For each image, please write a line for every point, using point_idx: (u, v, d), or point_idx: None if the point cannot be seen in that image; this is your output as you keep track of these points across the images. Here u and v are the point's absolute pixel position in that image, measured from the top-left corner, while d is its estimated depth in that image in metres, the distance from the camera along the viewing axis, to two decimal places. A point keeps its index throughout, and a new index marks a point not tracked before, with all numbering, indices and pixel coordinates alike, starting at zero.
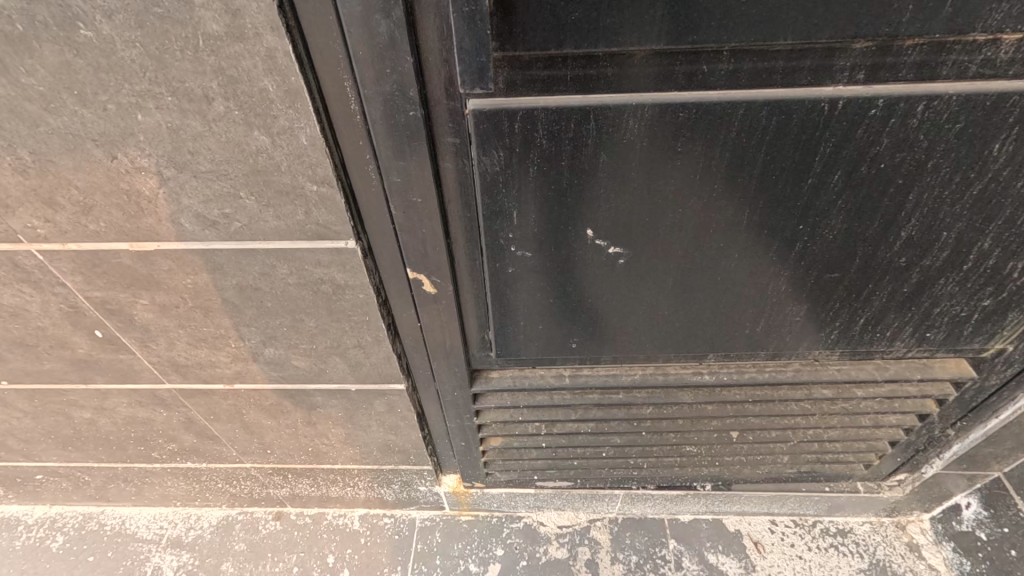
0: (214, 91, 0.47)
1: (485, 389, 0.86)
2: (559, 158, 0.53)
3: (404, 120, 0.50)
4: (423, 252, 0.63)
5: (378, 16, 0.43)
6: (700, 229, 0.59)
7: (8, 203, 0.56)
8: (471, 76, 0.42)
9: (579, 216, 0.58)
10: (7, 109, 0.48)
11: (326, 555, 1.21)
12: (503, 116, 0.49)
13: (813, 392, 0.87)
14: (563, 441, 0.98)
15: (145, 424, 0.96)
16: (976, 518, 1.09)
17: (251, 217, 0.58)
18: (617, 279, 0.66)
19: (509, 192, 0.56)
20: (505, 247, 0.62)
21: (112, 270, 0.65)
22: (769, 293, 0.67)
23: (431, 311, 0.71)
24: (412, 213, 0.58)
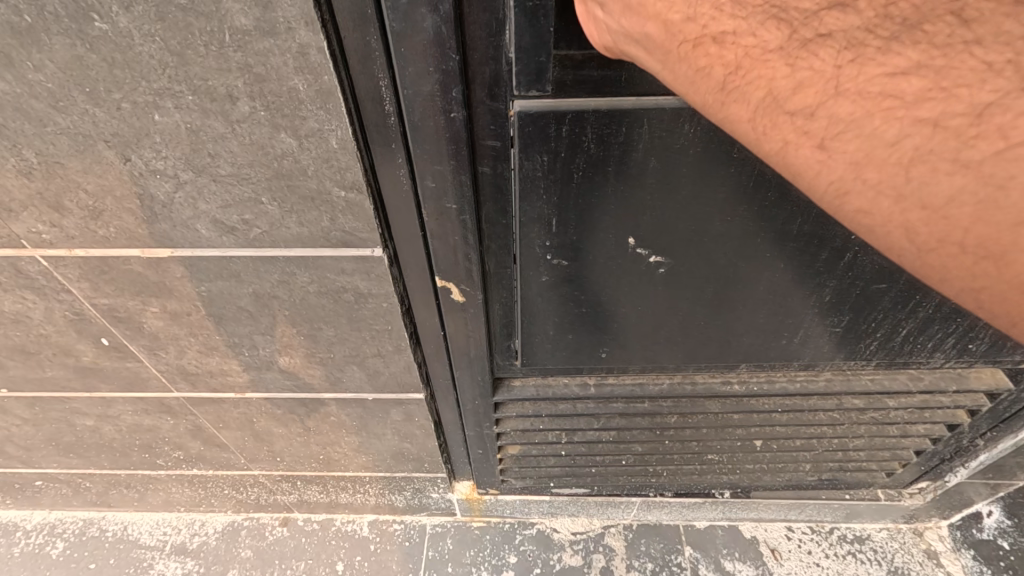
0: (238, 90, 0.43)
1: (507, 399, 0.84)
2: (605, 164, 0.51)
3: (443, 121, 0.47)
4: (453, 259, 0.60)
5: (424, 11, 0.40)
6: (747, 237, 0.58)
7: (12, 206, 0.53)
8: (528, 77, 0.44)
9: (621, 225, 0.56)
10: (12, 108, 0.44)
11: (334, 563, 1.19)
12: (550, 117, 0.48)
13: (843, 402, 0.85)
14: (583, 449, 0.96)
15: (151, 432, 0.93)
16: (998, 526, 1.07)
17: (272, 223, 0.54)
18: (655, 288, 0.63)
19: (550, 198, 0.54)
20: (542, 255, 0.60)
21: (120, 277, 0.61)
22: (811, 304, 0.65)
23: (457, 319, 0.68)
24: (445, 220, 0.55)
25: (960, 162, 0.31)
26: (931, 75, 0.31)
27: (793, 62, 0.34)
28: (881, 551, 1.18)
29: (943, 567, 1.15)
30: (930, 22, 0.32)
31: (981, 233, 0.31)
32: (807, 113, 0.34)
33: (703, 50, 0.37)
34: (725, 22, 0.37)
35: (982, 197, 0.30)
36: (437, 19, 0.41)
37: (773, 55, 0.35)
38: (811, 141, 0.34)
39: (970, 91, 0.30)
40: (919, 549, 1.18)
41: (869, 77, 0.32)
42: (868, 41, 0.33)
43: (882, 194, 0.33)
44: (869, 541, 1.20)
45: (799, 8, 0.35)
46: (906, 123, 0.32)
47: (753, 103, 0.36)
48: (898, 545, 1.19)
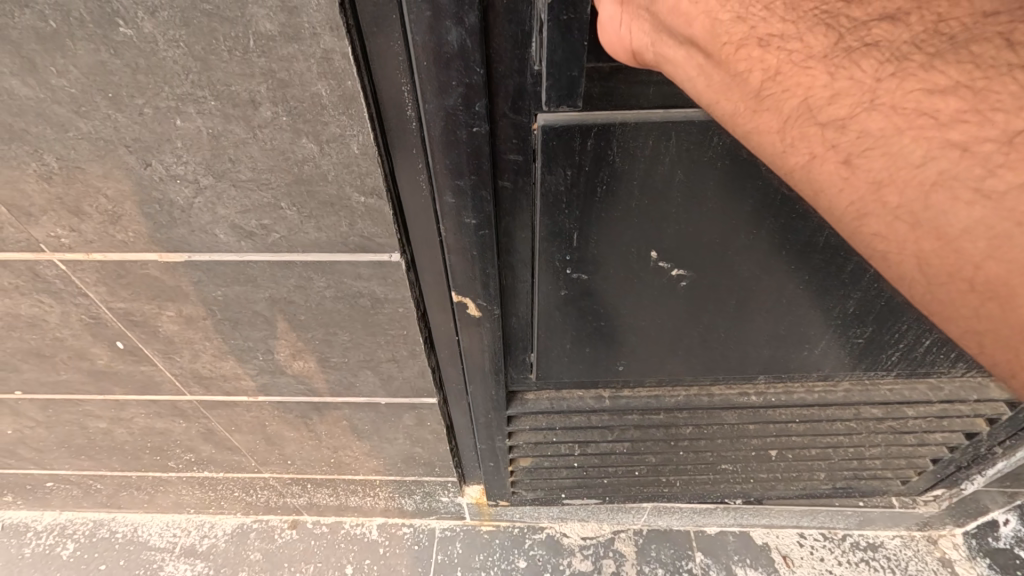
0: (261, 96, 0.43)
1: (520, 412, 0.84)
2: (631, 177, 0.52)
3: (466, 134, 0.48)
4: (471, 273, 0.61)
5: (450, 23, 0.41)
6: (772, 250, 0.59)
7: (32, 211, 0.53)
8: (559, 92, 0.42)
9: (644, 238, 0.57)
10: (35, 113, 0.44)
11: (343, 566, 1.18)
12: (573, 130, 0.48)
13: (861, 412, 0.86)
14: (595, 461, 0.96)
15: (163, 435, 0.93)
16: (1015, 534, 1.06)
17: (291, 228, 0.54)
18: (676, 301, 0.64)
19: (572, 213, 0.55)
20: (562, 270, 0.61)
21: (137, 281, 0.61)
22: (834, 314, 0.66)
23: (472, 332, 0.69)
24: (463, 235, 0.56)
25: (982, 191, 0.32)
26: (969, 98, 0.32)
27: (834, 72, 0.35)
28: (894, 559, 1.17)
29: None
30: (977, 42, 0.33)
31: (990, 271, 0.32)
32: (840, 125, 0.35)
33: (745, 53, 0.38)
34: (773, 25, 0.37)
35: (996, 228, 0.32)
36: (463, 31, 0.41)
37: (815, 62, 0.36)
38: (837, 156, 0.36)
39: (1006, 117, 0.32)
40: (933, 557, 1.17)
41: (907, 93, 0.34)
42: (912, 56, 0.34)
43: (900, 220, 0.35)
44: (883, 548, 1.18)
45: (848, 16, 0.36)
46: (936, 144, 0.33)
47: (788, 109, 0.37)
48: (912, 552, 1.17)
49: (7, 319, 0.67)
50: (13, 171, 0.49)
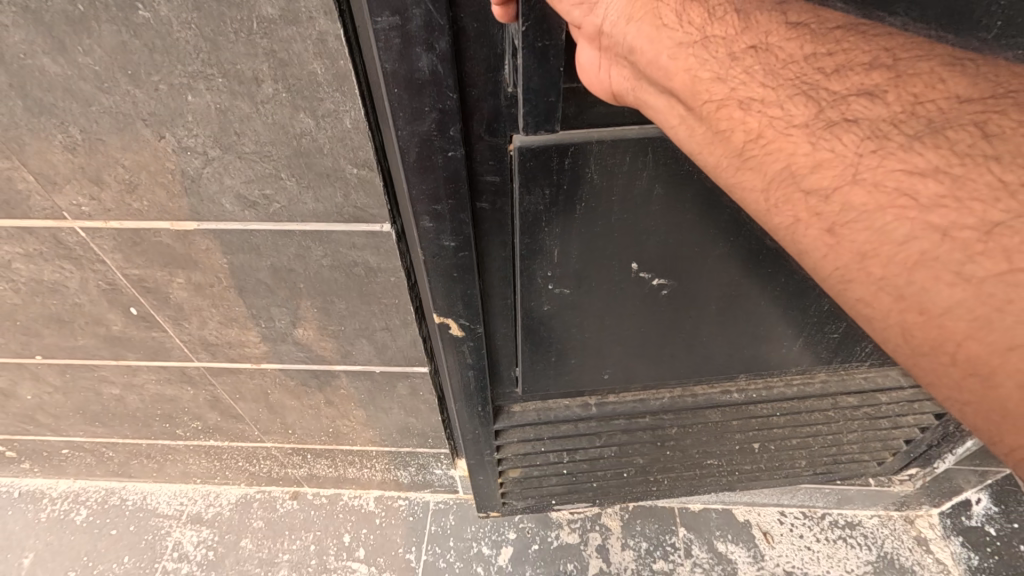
0: (264, 74, 0.48)
1: (508, 426, 0.90)
2: (610, 193, 0.57)
3: (441, 159, 0.52)
4: (448, 294, 0.66)
5: (420, 50, 0.45)
6: (749, 255, 0.65)
7: (57, 179, 0.58)
8: (537, 117, 0.47)
9: (627, 251, 0.63)
10: (63, 88, 0.50)
11: (341, 534, 1.24)
12: (548, 150, 0.53)
13: (839, 401, 0.92)
14: (584, 466, 1.02)
15: (172, 402, 0.98)
16: (986, 513, 1.09)
17: (291, 199, 0.59)
18: (659, 307, 0.70)
19: (550, 229, 0.60)
20: (544, 284, 0.67)
21: (151, 249, 0.66)
22: (812, 312, 0.73)
23: (455, 354, 0.75)
24: (440, 256, 0.62)
25: (962, 275, 0.34)
26: (947, 183, 0.35)
27: (815, 142, 0.38)
28: (871, 536, 1.21)
29: (933, 553, 1.18)
30: (952, 128, 0.36)
31: (971, 349, 0.33)
32: (823, 195, 0.38)
33: (725, 113, 0.41)
34: (753, 90, 0.40)
35: (977, 312, 0.33)
36: (433, 57, 0.45)
37: (796, 130, 0.39)
38: (820, 222, 0.38)
39: (982, 207, 0.34)
40: (909, 536, 1.21)
41: (888, 171, 0.36)
42: (891, 136, 0.37)
43: (884, 290, 0.36)
44: (860, 527, 1.23)
45: (828, 89, 0.39)
46: (918, 224, 0.35)
47: (772, 171, 0.40)
48: (888, 531, 1.22)
49: (31, 285, 0.73)
50: (41, 143, 0.54)
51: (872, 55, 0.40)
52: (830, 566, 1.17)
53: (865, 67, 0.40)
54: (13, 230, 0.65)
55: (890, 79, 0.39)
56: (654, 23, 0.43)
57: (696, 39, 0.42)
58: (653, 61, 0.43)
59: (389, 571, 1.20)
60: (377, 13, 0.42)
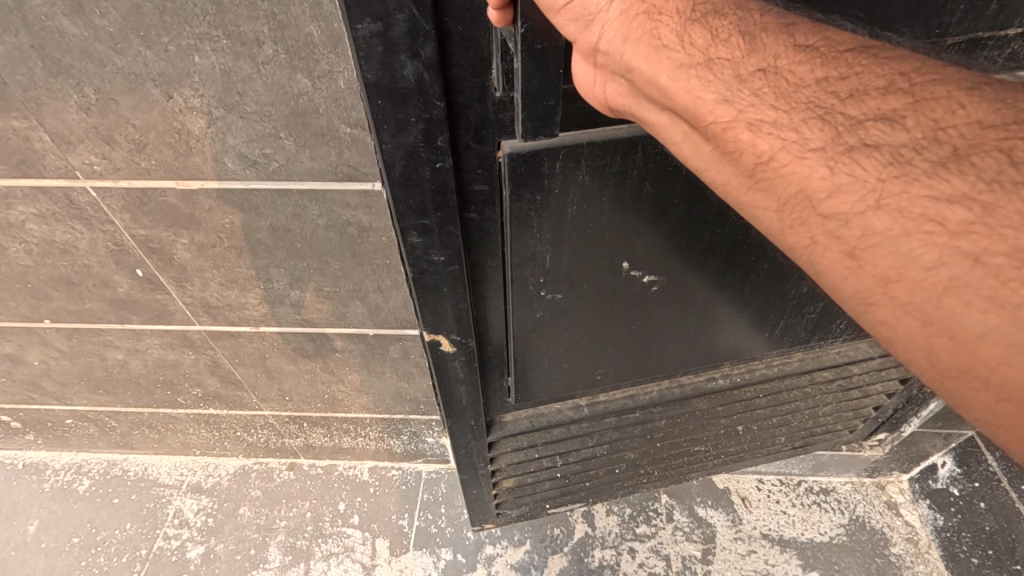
0: (264, 36, 0.53)
1: (502, 435, 0.92)
2: (600, 195, 0.60)
3: (428, 170, 0.53)
4: (439, 306, 0.67)
5: (404, 57, 0.45)
6: (733, 245, 0.69)
7: (71, 139, 0.63)
8: (535, 121, 0.49)
9: (619, 250, 0.66)
10: (80, 50, 0.54)
11: (337, 502, 1.29)
12: (538, 155, 0.54)
13: (816, 377, 0.96)
14: (577, 468, 1.03)
15: (174, 367, 1.03)
16: (950, 475, 1.16)
17: (289, 157, 0.64)
18: (649, 303, 0.74)
19: (541, 235, 0.62)
20: (537, 290, 0.69)
21: (157, 209, 0.71)
22: (794, 295, 0.78)
23: (449, 368, 0.77)
24: (429, 269, 0.62)
25: (996, 301, 0.32)
26: (976, 210, 0.34)
27: (833, 167, 0.37)
28: (844, 501, 1.27)
29: (902, 516, 1.24)
30: (977, 155, 0.35)
31: (1005, 374, 0.32)
32: (842, 219, 0.37)
33: (732, 134, 0.40)
34: (762, 112, 0.39)
35: (1012, 337, 0.32)
36: (419, 64, 0.45)
37: (812, 154, 0.38)
38: (841, 246, 0.37)
39: (1015, 233, 0.33)
40: (881, 500, 1.27)
41: (915, 198, 0.35)
42: (914, 163, 0.36)
43: (910, 314, 0.35)
44: (834, 492, 1.28)
45: (844, 113, 0.39)
46: (947, 250, 0.34)
47: (784, 194, 0.39)
48: (861, 496, 1.28)
49: (43, 246, 0.77)
50: (58, 103, 0.59)
51: (887, 79, 0.40)
52: (804, 529, 1.23)
53: (881, 91, 0.39)
54: (28, 190, 0.69)
55: (907, 104, 0.38)
56: (651, 44, 0.43)
57: (700, 61, 0.42)
58: (653, 80, 0.43)
59: (383, 536, 1.24)
60: (358, 20, 0.42)
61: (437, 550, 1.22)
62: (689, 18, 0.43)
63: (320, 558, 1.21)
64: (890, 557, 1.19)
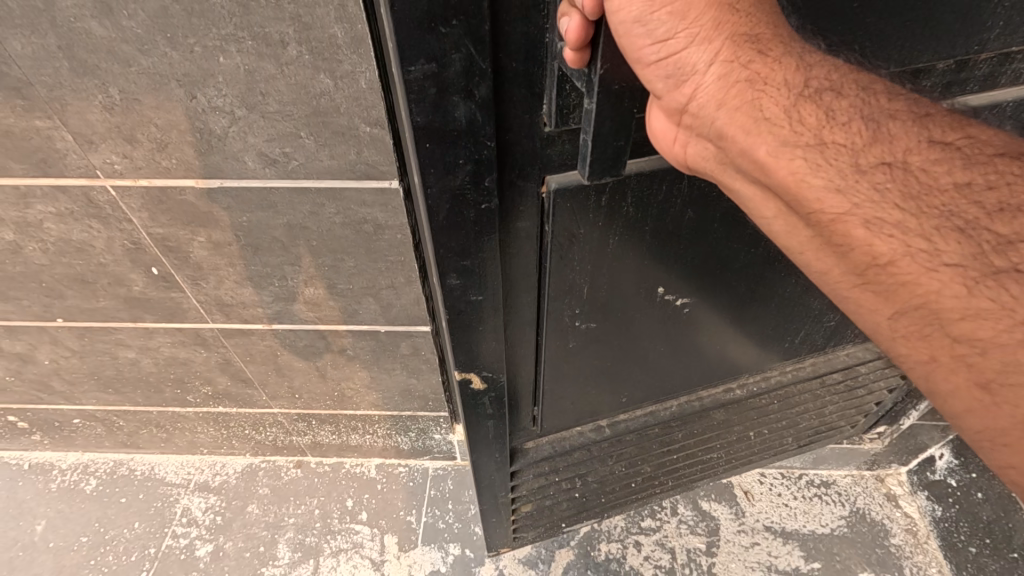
0: (289, 37, 0.54)
1: (525, 464, 0.91)
2: (642, 225, 0.59)
3: (474, 212, 0.50)
4: (473, 348, 0.65)
5: (457, 97, 0.42)
6: (764, 261, 0.70)
7: (93, 138, 0.64)
8: (602, 161, 0.48)
9: (658, 278, 0.66)
10: (106, 50, 0.55)
11: (344, 499, 1.30)
12: (584, 190, 0.53)
13: (826, 378, 0.98)
14: (595, 485, 1.03)
15: (184, 365, 1.04)
16: (948, 466, 1.18)
17: (308, 156, 0.65)
18: (679, 324, 0.74)
19: (582, 267, 0.61)
20: (574, 322, 0.68)
21: (175, 207, 0.72)
22: (816, 306, 0.80)
23: (478, 405, 0.75)
24: (467, 312, 0.60)
25: None
26: None
27: (969, 287, 0.38)
28: (845, 494, 1.29)
29: (901, 508, 1.27)
30: None
31: None
32: (976, 346, 0.38)
33: (845, 228, 0.40)
34: (883, 211, 0.40)
35: None
36: (472, 104, 0.42)
37: (942, 267, 0.38)
38: (970, 372, 0.39)
39: None
40: (880, 492, 1.29)
41: None
42: None
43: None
44: (835, 485, 1.31)
45: (988, 229, 0.39)
46: None
47: (901, 299, 0.40)
48: (861, 489, 1.30)
49: (59, 245, 0.78)
50: (82, 103, 0.60)
51: None
52: (806, 521, 1.25)
53: None
54: (48, 189, 0.70)
55: None
56: (749, 113, 0.41)
57: (817, 147, 0.41)
58: (748, 151, 0.42)
59: (391, 532, 1.25)
60: (411, 61, 0.39)
61: (445, 545, 1.23)
62: (804, 96, 0.41)
63: (329, 555, 1.22)
64: (890, 547, 1.22)
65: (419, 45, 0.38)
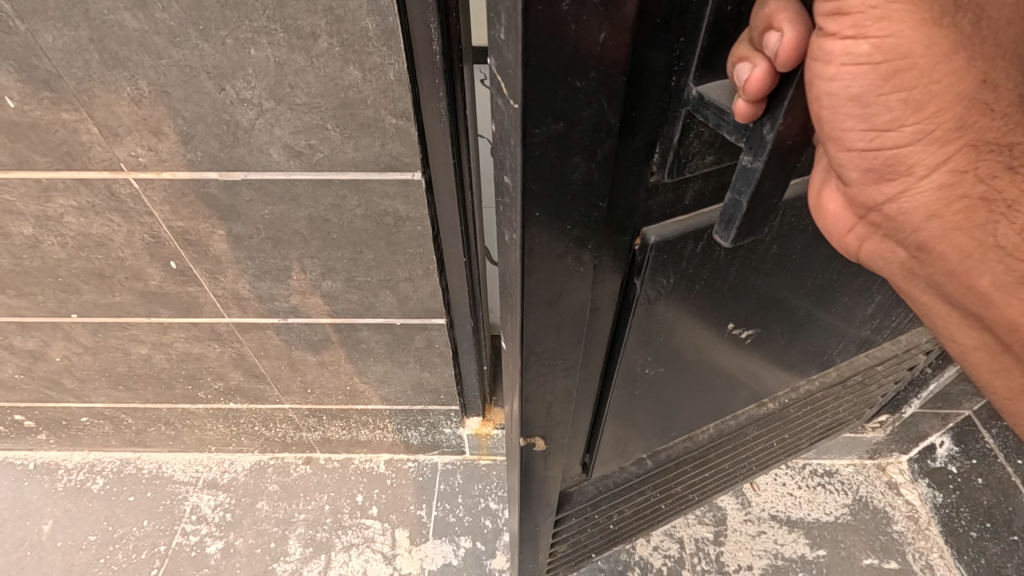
0: (321, 29, 0.55)
1: (570, 510, 0.84)
2: (728, 262, 0.54)
3: (573, 277, 0.45)
4: (543, 406, 0.59)
5: (578, 158, 0.37)
6: (824, 284, 0.67)
7: (119, 131, 0.64)
8: (751, 225, 0.39)
9: (733, 313, 0.62)
10: (137, 42, 0.56)
11: (354, 495, 1.30)
12: (683, 238, 0.48)
13: (847, 380, 0.98)
14: (634, 517, 0.98)
15: (197, 361, 1.04)
16: (948, 454, 1.21)
17: (333, 148, 0.66)
18: (739, 353, 0.71)
19: (666, 313, 0.55)
20: (646, 366, 0.62)
21: (197, 200, 0.72)
22: (860, 318, 0.79)
23: (535, 461, 0.68)
24: (544, 374, 0.54)
25: None
26: None
27: None
28: (847, 482, 1.32)
29: (902, 495, 1.30)
30: None
31: None
32: None
33: None
34: None
35: None
36: (593, 164, 0.38)
37: None
38: None
39: None
40: (881, 481, 1.32)
41: None
42: None
43: None
44: (837, 474, 1.33)
45: None
46: None
47: None
48: (863, 477, 1.33)
49: (78, 239, 0.78)
50: (111, 95, 0.60)
51: None
52: (810, 509, 1.27)
53: None
54: (70, 182, 0.70)
55: None
56: (976, 237, 0.34)
57: None
58: (966, 279, 0.36)
59: (402, 526, 1.26)
60: (538, 122, 0.34)
61: (456, 538, 1.24)
62: None
63: (340, 550, 1.22)
64: (892, 534, 1.24)
65: (548, 104, 0.33)
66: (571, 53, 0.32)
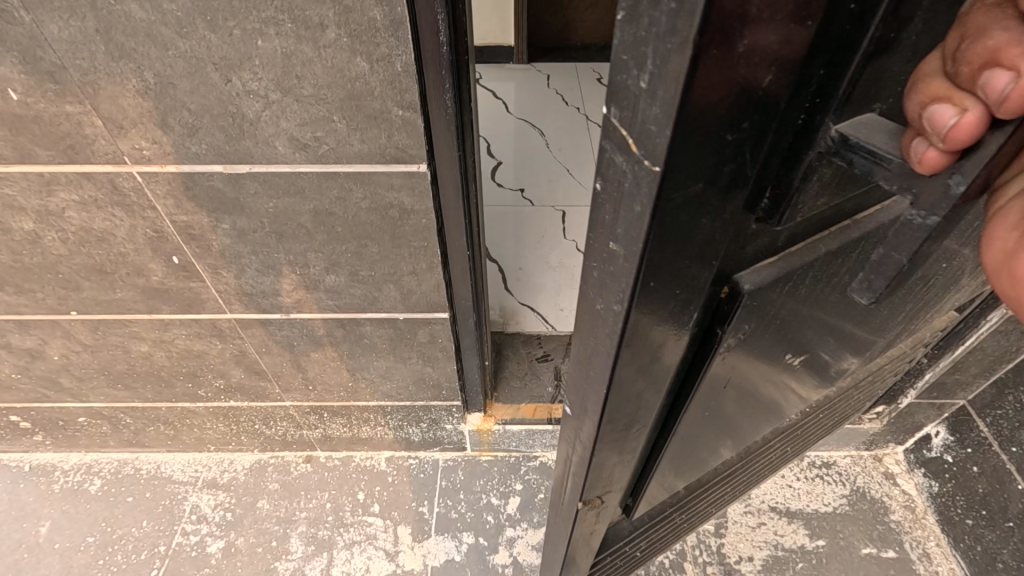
0: (329, 20, 0.55)
1: (610, 547, 0.79)
2: (817, 299, 0.46)
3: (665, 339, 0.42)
4: (600, 460, 0.54)
5: (706, 219, 0.33)
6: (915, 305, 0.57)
7: (123, 124, 0.64)
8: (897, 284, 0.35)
9: (811, 351, 0.53)
10: (144, 33, 0.56)
11: (356, 492, 1.30)
12: (773, 283, 0.40)
13: (864, 379, 0.94)
14: (662, 541, 0.94)
15: (198, 358, 1.03)
16: (944, 443, 1.23)
17: (339, 140, 0.66)
18: (807, 385, 0.63)
19: (741, 360, 0.48)
20: (709, 412, 0.55)
21: (202, 193, 0.72)
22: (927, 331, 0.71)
23: (584, 510, 0.63)
24: (605, 432, 0.50)
25: None
26: None
27: None
28: (845, 473, 1.34)
29: (899, 485, 1.31)
30: None
31: None
32: None
33: None
34: None
35: None
36: (718, 224, 0.33)
37: None
38: None
39: None
40: (878, 471, 1.34)
41: None
42: None
43: None
44: (835, 465, 1.35)
45: None
46: None
47: None
48: (860, 468, 1.34)
49: (79, 234, 0.78)
50: (116, 87, 0.60)
51: None
52: (809, 501, 1.29)
53: None
54: (72, 176, 0.70)
55: None
56: None
57: None
58: None
59: (404, 523, 1.26)
60: (677, 187, 0.29)
61: (458, 534, 1.24)
62: None
63: (342, 547, 1.22)
64: (890, 523, 1.26)
65: (689, 167, 0.29)
66: (733, 101, 0.27)
